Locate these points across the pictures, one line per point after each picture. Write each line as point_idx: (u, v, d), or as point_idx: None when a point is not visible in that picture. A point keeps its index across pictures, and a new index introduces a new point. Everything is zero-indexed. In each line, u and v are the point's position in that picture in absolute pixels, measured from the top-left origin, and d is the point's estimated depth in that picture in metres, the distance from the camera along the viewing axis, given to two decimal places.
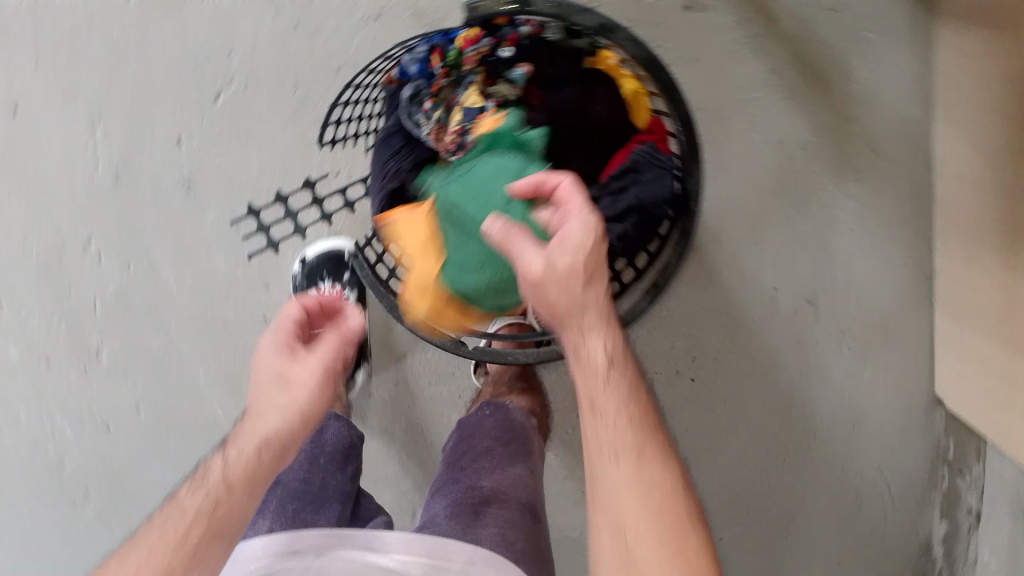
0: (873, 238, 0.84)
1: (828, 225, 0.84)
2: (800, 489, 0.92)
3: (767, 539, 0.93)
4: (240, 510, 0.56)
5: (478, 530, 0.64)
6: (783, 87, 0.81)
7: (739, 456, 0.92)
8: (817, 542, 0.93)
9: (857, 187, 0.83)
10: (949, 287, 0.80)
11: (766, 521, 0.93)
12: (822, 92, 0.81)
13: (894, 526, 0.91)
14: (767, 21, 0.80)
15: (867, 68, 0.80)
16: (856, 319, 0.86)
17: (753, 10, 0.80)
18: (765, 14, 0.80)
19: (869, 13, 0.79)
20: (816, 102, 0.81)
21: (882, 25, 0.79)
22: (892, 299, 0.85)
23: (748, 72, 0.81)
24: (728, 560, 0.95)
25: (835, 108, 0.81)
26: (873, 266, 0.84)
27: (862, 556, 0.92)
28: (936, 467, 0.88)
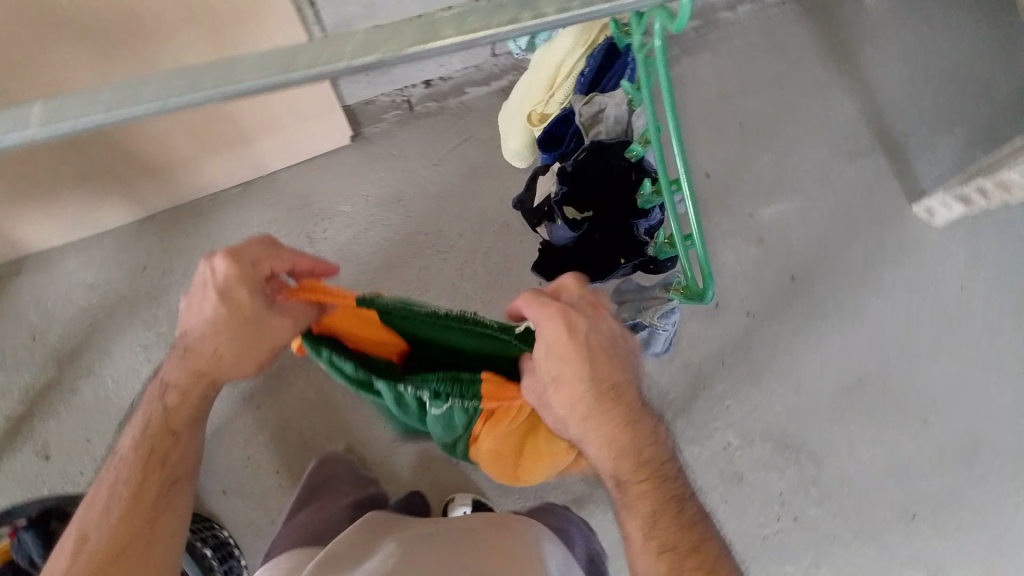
0: (431, 255, 1.08)
1: (397, 271, 1.08)
2: (729, 364, 1.08)
3: (789, 366, 1.08)
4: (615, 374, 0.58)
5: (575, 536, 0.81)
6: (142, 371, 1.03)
7: (678, 367, 1.08)
8: (764, 376, 1.08)
9: (357, 258, 1.08)
10: (488, 227, 1.09)
11: (775, 372, 1.08)
12: (167, 323, 1.05)
13: (766, 335, 1.08)
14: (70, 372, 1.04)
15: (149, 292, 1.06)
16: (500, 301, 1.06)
17: (50, 389, 1.03)
18: (62, 371, 1.04)
19: (95, 289, 1.06)
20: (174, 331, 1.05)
21: (105, 278, 1.06)
22: (486, 264, 1.07)
23: (122, 379, 1.03)
24: (773, 427, 1.07)
25: None
26: (451, 267, 1.08)
27: (811, 339, 1.08)
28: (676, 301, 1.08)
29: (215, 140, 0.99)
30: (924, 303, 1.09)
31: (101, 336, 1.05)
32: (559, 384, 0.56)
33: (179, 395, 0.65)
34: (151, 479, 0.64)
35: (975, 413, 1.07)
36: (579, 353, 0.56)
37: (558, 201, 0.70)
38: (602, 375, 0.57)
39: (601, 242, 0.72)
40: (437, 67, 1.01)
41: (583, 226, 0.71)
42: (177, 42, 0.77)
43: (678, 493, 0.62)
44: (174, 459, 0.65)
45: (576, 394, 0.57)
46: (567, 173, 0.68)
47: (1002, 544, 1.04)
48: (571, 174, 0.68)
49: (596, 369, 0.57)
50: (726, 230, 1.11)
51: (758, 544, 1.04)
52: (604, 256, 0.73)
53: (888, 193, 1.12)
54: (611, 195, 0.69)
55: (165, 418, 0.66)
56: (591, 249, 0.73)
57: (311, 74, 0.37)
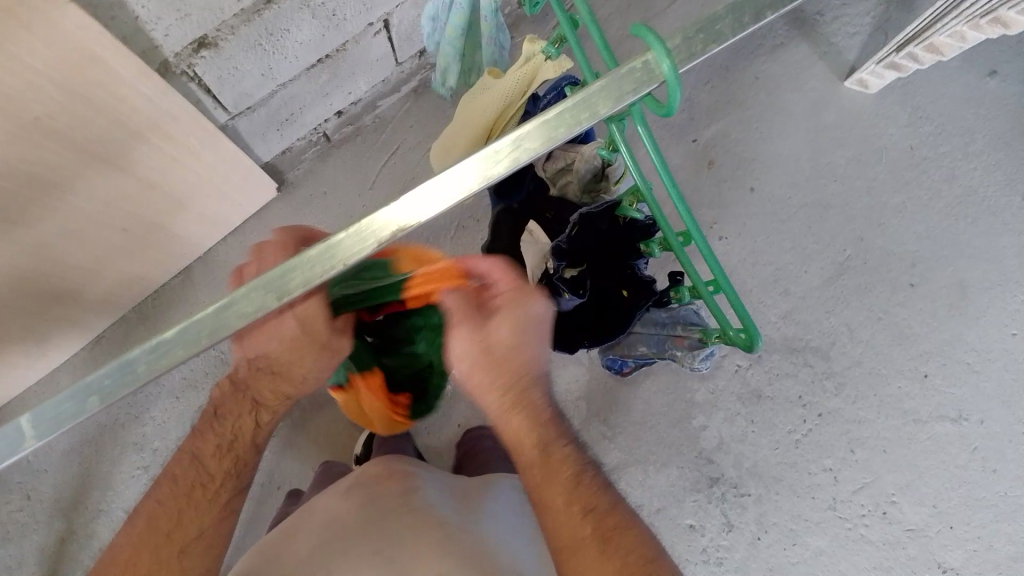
0: None
1: None
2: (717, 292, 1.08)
3: (773, 273, 1.08)
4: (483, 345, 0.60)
5: None
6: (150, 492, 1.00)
7: None
8: (754, 291, 1.08)
9: None
10: (443, 235, 1.06)
11: (761, 284, 1.08)
12: (159, 437, 1.01)
13: (741, 251, 1.09)
14: (78, 517, 1.00)
15: (129, 413, 1.02)
16: None
17: (63, 542, 0.99)
18: (68, 520, 1.00)
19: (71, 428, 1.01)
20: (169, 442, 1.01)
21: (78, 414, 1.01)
22: None
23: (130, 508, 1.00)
24: (774, 336, 1.08)
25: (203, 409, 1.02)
26: None
27: (785, 243, 1.09)
28: None
29: (147, 246, 0.90)
30: (879, 172, 1.09)
31: (95, 472, 1.00)
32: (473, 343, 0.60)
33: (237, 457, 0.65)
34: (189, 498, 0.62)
35: (953, 259, 1.08)
36: (529, 319, 0.61)
37: (558, 275, 0.66)
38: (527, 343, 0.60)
39: (605, 294, 0.69)
40: (344, 96, 0.94)
41: (586, 288, 0.67)
42: (85, 184, 0.72)
43: (592, 474, 0.58)
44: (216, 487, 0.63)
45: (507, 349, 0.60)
46: (560, 249, 0.66)
47: (1010, 374, 1.07)
48: (567, 249, 0.65)
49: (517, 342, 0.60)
50: (675, 162, 1.10)
51: (795, 449, 1.07)
52: (617, 304, 0.70)
53: (815, 76, 1.11)
54: (613, 251, 0.67)
55: (246, 404, 0.67)
56: (603, 303, 0.70)
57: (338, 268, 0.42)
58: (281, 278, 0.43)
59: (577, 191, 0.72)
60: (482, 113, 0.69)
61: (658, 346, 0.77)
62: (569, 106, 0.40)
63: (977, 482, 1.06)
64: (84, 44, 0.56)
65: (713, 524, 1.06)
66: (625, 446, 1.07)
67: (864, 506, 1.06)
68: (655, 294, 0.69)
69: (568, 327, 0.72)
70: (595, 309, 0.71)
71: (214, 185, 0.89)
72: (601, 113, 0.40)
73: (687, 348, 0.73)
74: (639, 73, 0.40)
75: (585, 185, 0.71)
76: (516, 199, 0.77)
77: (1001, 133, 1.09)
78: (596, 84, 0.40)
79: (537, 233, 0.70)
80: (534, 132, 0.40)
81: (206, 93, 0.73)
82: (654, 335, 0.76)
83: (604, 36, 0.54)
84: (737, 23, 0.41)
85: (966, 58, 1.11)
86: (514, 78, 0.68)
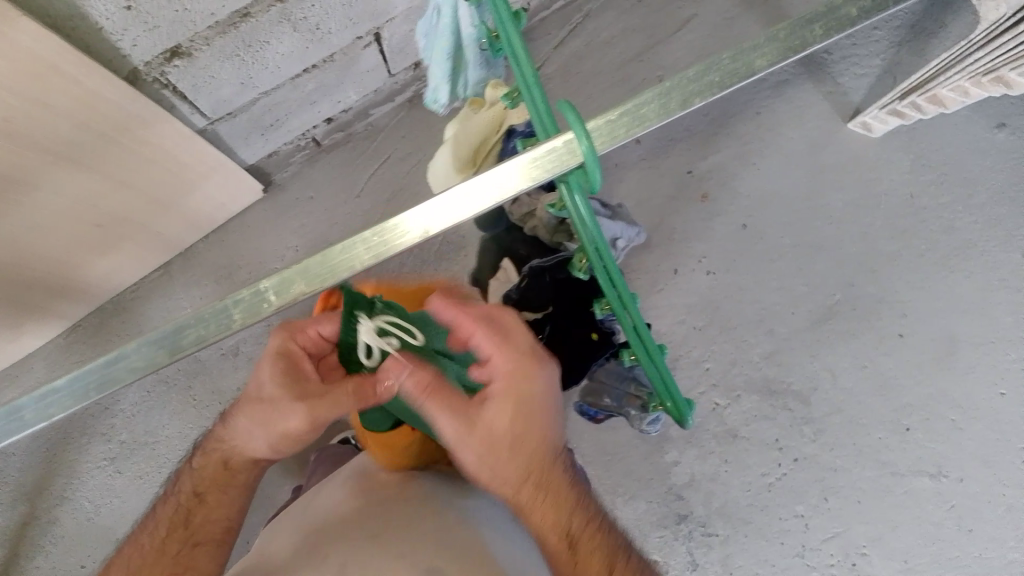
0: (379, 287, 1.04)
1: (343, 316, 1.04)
2: (698, 326, 1.06)
3: (757, 312, 1.06)
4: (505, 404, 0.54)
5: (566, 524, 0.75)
6: (116, 480, 1.02)
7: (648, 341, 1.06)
8: (736, 328, 1.05)
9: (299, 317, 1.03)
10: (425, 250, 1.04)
11: (744, 321, 1.06)
12: (133, 427, 1.03)
13: (726, 286, 1.06)
14: (46, 497, 1.03)
15: (104, 402, 1.04)
16: None
17: (28, 518, 1.02)
18: (36, 499, 1.03)
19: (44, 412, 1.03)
20: (142, 431, 1.03)
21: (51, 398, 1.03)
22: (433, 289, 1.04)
23: (96, 491, 1.02)
24: (752, 375, 1.05)
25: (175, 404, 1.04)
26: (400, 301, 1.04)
27: (772, 281, 1.06)
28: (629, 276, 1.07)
29: (124, 238, 0.89)
30: (876, 217, 1.07)
31: (67, 456, 1.03)
32: (499, 410, 0.54)
33: (210, 498, 0.62)
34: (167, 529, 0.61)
35: (946, 311, 1.04)
36: (531, 400, 0.54)
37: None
38: (539, 421, 0.55)
39: (569, 341, 0.76)
40: (332, 103, 0.94)
41: (544, 332, 0.76)
42: (53, 180, 0.73)
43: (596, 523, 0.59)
44: (199, 521, 0.61)
45: (509, 438, 0.54)
46: (513, 298, 0.78)
47: (993, 434, 1.02)
48: (518, 298, 0.78)
49: (538, 413, 0.55)
50: (667, 192, 1.09)
51: (766, 493, 1.03)
52: (580, 348, 0.76)
53: (818, 115, 1.09)
54: (567, 297, 0.77)
55: (208, 479, 0.63)
56: (566, 348, 0.76)
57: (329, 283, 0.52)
58: (261, 292, 0.53)
59: (547, 233, 0.80)
60: (462, 150, 0.75)
61: (618, 401, 0.77)
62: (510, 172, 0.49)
63: (953, 542, 1.00)
64: (44, 54, 0.59)
65: (674, 564, 1.02)
66: (593, 476, 1.03)
67: (834, 557, 1.01)
68: (615, 345, 0.76)
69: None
70: (557, 357, 0.76)
71: (192, 185, 0.89)
72: (530, 183, 0.49)
73: (639, 409, 0.75)
74: (569, 151, 0.49)
75: (551, 229, 0.79)
76: (499, 227, 0.85)
77: (1003, 187, 1.06)
78: (532, 158, 0.49)
79: (511, 268, 0.82)
80: (475, 193, 0.50)
81: (181, 99, 0.76)
82: (616, 388, 0.76)
83: (547, 101, 0.56)
84: (661, 107, 0.51)
85: (975, 108, 1.08)
86: (484, 118, 0.73)
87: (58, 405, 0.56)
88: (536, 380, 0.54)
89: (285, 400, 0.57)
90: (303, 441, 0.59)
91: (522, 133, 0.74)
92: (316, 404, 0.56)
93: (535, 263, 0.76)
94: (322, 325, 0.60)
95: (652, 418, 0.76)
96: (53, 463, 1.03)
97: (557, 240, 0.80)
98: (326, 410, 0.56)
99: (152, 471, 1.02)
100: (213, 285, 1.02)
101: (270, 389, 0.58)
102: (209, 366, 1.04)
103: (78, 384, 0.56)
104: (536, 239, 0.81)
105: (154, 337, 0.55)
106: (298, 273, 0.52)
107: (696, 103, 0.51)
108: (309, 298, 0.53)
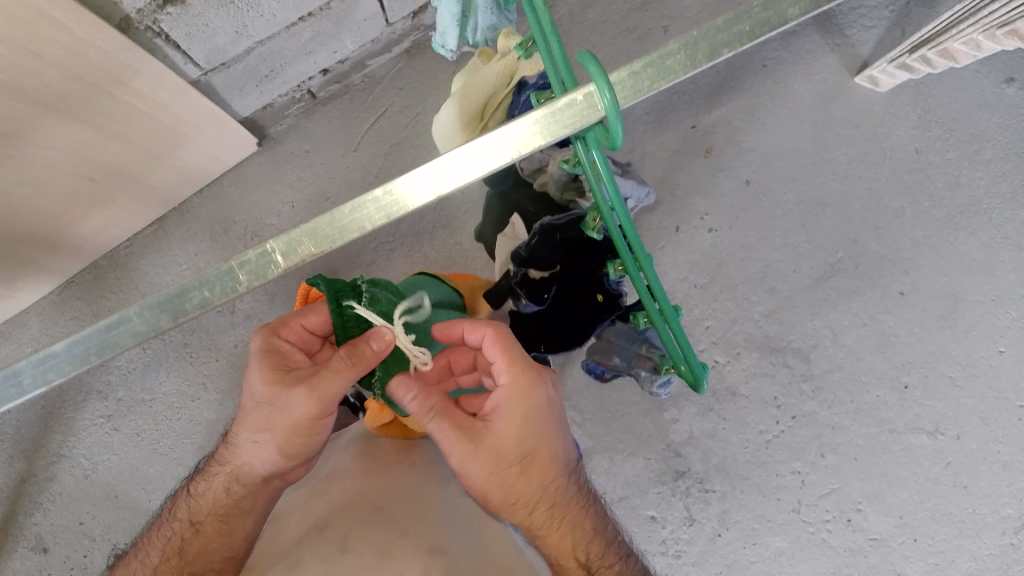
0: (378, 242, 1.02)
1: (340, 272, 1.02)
2: (698, 284, 1.05)
3: (759, 269, 1.05)
4: (526, 418, 0.57)
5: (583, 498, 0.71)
6: (114, 436, 1.02)
7: None
8: (737, 284, 1.05)
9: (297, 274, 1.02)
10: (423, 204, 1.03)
11: (746, 278, 1.05)
12: (130, 383, 1.03)
13: (728, 242, 1.05)
14: (44, 453, 1.02)
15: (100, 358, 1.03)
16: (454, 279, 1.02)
17: (27, 475, 1.02)
18: (34, 455, 1.02)
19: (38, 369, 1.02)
20: (140, 388, 1.02)
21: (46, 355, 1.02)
22: (431, 245, 1.02)
23: (94, 448, 1.02)
24: (755, 332, 1.04)
25: (171, 360, 1.02)
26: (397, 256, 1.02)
27: (774, 237, 1.05)
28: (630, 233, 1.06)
29: (119, 190, 0.87)
30: (881, 173, 1.06)
31: (64, 412, 1.03)
32: (504, 426, 0.56)
33: (209, 525, 0.61)
34: (167, 560, 0.60)
35: (948, 268, 1.03)
36: (536, 414, 0.57)
37: (520, 279, 0.72)
38: (542, 438, 0.58)
39: (574, 303, 0.73)
40: (329, 54, 0.92)
41: (548, 293, 0.72)
42: (44, 133, 0.70)
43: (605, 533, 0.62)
44: (196, 551, 0.60)
45: (516, 456, 0.56)
46: (520, 256, 0.72)
47: (993, 392, 1.02)
48: (526, 258, 0.72)
49: (540, 430, 0.58)
50: (670, 147, 1.07)
51: (764, 449, 1.03)
52: (583, 311, 0.73)
53: (826, 68, 1.07)
54: (577, 256, 0.72)
55: (220, 496, 0.62)
56: (570, 310, 0.73)
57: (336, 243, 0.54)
58: (268, 254, 0.56)
59: (556, 190, 0.77)
60: (467, 103, 0.71)
61: (627, 361, 0.76)
62: (519, 129, 0.49)
63: (947, 498, 1.01)
64: (33, 0, 0.57)
65: (672, 518, 1.03)
66: (593, 434, 1.04)
67: (829, 512, 1.02)
68: (620, 309, 0.74)
69: (530, 334, 0.75)
70: (559, 320, 0.73)
71: (187, 137, 0.86)
72: (544, 140, 0.49)
73: (649, 370, 0.72)
74: (588, 104, 0.48)
75: (561, 186, 0.76)
76: (507, 184, 0.82)
77: (1010, 144, 1.05)
78: (546, 116, 0.49)
79: (519, 224, 0.78)
80: (489, 151, 0.50)
81: (172, 47, 0.74)
82: (626, 349, 0.76)
83: (564, 51, 0.54)
84: (686, 60, 0.53)
85: (985, 62, 1.06)
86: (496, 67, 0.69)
87: (59, 368, 0.62)
88: (541, 391, 0.57)
89: (285, 390, 0.56)
90: (317, 429, 0.58)
91: (533, 85, 0.73)
92: (317, 383, 0.55)
93: (546, 221, 0.72)
94: (304, 317, 0.61)
95: (662, 380, 0.73)
96: (49, 419, 1.03)
97: (565, 199, 0.77)
98: (326, 387, 0.55)
99: (151, 428, 1.02)
100: (208, 240, 1.00)
101: (264, 387, 0.57)
102: (205, 323, 1.03)
103: (77, 349, 0.61)
104: (543, 197, 0.78)
105: (156, 301, 0.58)
106: (306, 234, 0.54)
107: (723, 52, 0.53)
108: (316, 259, 0.55)
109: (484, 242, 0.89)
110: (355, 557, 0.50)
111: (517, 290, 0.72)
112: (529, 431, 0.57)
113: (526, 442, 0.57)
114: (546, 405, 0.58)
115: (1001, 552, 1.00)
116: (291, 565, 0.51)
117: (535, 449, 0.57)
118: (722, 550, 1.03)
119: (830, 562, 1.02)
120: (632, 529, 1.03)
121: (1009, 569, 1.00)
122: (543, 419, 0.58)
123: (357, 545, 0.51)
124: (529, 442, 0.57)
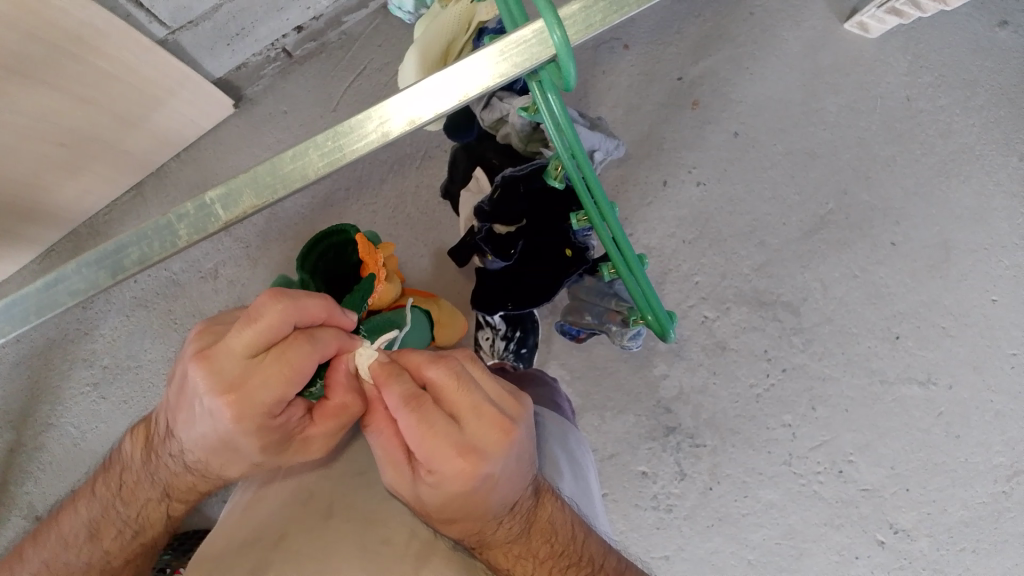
0: (359, 204, 1.01)
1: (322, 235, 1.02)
2: (686, 238, 1.03)
3: (747, 221, 1.03)
4: (452, 491, 0.46)
5: (579, 436, 0.78)
6: (103, 404, 1.02)
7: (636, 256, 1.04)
8: (725, 238, 1.03)
9: (280, 237, 1.02)
10: (403, 164, 1.01)
11: (734, 231, 1.03)
12: (117, 351, 1.02)
13: (714, 194, 1.04)
14: (34, 423, 1.02)
15: (86, 327, 1.03)
16: (437, 236, 1.01)
17: (20, 447, 1.02)
18: (26, 426, 1.02)
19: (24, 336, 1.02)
20: (128, 356, 1.02)
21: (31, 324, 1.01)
22: (413, 205, 1.01)
23: (84, 416, 1.02)
24: (743, 285, 1.03)
25: (158, 327, 1.02)
26: (378, 217, 1.01)
27: (761, 190, 1.04)
28: (616, 187, 1.04)
29: (94, 158, 0.86)
30: (872, 122, 1.04)
31: (52, 381, 1.03)
32: (424, 492, 0.47)
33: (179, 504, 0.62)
34: (142, 542, 0.63)
35: (938, 218, 1.02)
36: (463, 493, 0.47)
37: (485, 235, 0.73)
38: (474, 507, 0.48)
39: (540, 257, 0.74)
40: (302, 10, 0.92)
41: (515, 248, 0.73)
42: (7, 97, 0.70)
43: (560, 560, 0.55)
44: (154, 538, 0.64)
45: (443, 519, 0.48)
46: (484, 211, 0.71)
47: (985, 340, 1.01)
48: (489, 212, 0.71)
49: (471, 500, 0.47)
50: (656, 100, 1.05)
51: (755, 404, 1.02)
52: (554, 264, 0.75)
53: (814, 15, 1.05)
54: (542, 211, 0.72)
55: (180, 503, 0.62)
56: (536, 259, 0.75)
57: (281, 194, 0.50)
58: (207, 207, 0.52)
59: (519, 141, 0.76)
60: (431, 52, 0.72)
61: (597, 317, 0.79)
62: (487, 65, 0.46)
63: (939, 448, 1.01)
64: None
65: (660, 473, 1.03)
66: (583, 392, 1.03)
67: (819, 463, 1.02)
68: (587, 262, 0.75)
69: (500, 288, 0.78)
70: (526, 274, 0.76)
71: (161, 98, 0.85)
72: (496, 82, 0.46)
73: (619, 323, 0.75)
74: (539, 42, 0.45)
75: (525, 137, 0.75)
76: (469, 137, 0.82)
77: (1004, 89, 1.02)
78: (499, 52, 0.46)
79: (482, 179, 0.80)
80: (438, 93, 0.47)
81: (137, 7, 0.77)
82: (596, 306, 0.78)
83: None
84: None
85: (977, 5, 1.03)
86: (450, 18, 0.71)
87: None
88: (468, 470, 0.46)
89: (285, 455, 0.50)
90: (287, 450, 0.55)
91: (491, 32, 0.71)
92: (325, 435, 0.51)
93: (507, 173, 0.69)
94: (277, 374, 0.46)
95: (633, 331, 0.76)
96: (39, 389, 1.03)
97: (530, 149, 0.76)
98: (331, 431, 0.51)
99: (137, 395, 1.01)
100: None
101: (254, 453, 0.49)
102: (188, 289, 1.02)
103: (16, 310, 0.56)
104: (509, 147, 0.78)
105: (94, 258, 0.54)
106: (246, 184, 0.51)
107: None
108: (259, 211, 0.51)
109: (450, 197, 0.89)
110: (341, 525, 0.48)
111: (483, 246, 0.73)
112: (452, 504, 0.47)
113: (445, 508, 0.47)
114: (482, 480, 0.47)
115: (993, 501, 1.00)
116: (275, 539, 0.47)
117: (459, 514, 0.48)
118: (714, 504, 1.02)
119: (819, 513, 1.01)
120: (624, 484, 1.03)
121: (1000, 517, 1.00)
122: (471, 492, 0.47)
123: (343, 511, 0.49)
124: (450, 509, 0.47)
